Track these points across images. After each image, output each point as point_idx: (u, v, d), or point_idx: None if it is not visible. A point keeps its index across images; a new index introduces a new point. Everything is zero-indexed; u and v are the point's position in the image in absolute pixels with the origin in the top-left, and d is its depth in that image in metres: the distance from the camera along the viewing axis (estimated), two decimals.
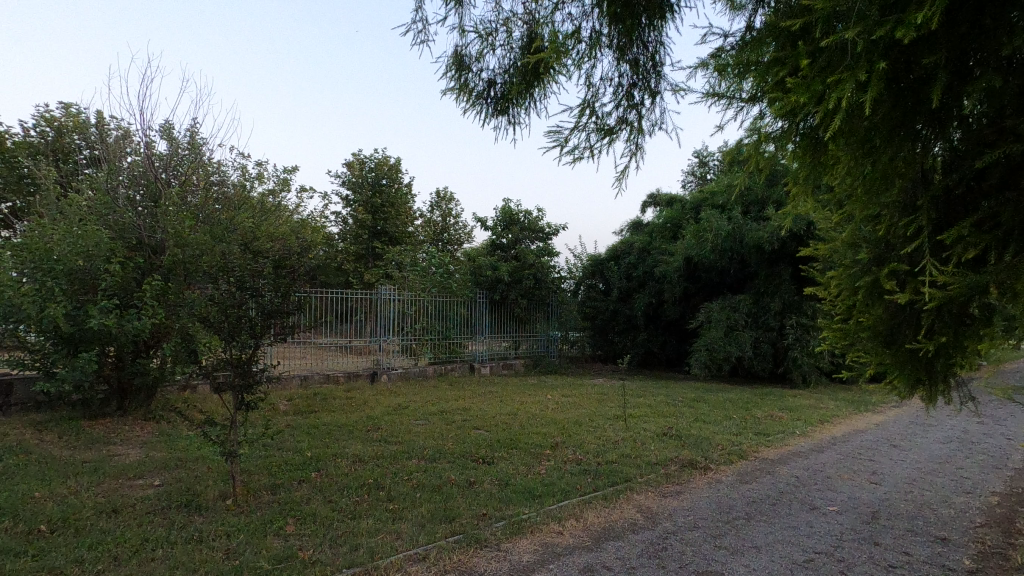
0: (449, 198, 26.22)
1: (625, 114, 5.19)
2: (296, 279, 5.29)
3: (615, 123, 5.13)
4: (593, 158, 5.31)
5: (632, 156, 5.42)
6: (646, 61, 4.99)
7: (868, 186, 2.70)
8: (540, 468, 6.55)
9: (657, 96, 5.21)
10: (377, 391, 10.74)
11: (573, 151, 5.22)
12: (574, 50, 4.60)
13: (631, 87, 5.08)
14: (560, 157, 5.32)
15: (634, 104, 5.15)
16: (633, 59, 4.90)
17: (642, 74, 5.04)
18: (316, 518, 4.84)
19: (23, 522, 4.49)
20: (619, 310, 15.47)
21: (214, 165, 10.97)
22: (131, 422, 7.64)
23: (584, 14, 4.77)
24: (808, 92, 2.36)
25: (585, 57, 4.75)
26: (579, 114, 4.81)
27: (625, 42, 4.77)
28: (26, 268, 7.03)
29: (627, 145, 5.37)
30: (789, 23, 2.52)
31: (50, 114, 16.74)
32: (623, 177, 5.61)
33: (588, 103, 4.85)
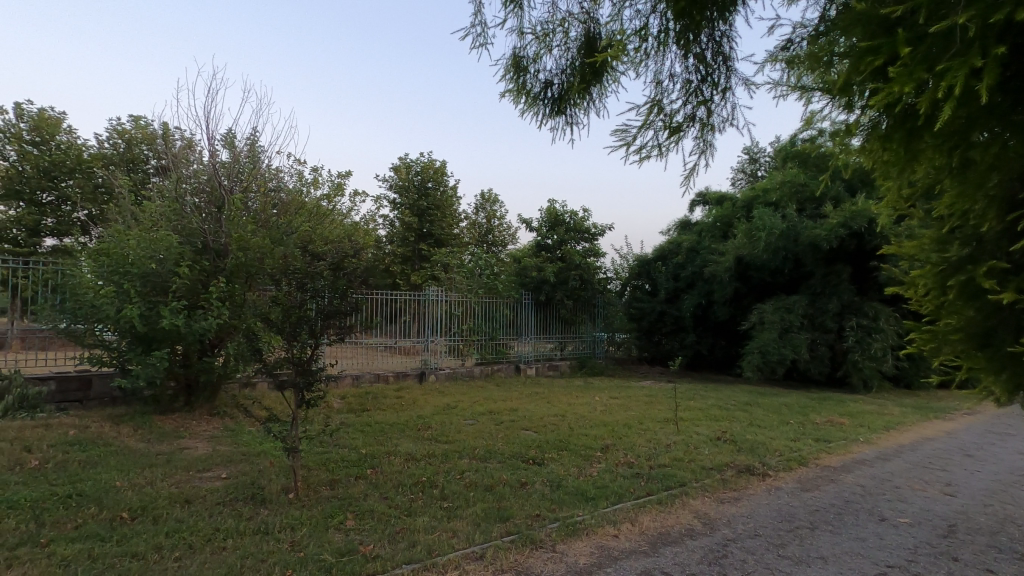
0: (494, 199, 26.39)
1: (694, 110, 5.09)
2: (353, 281, 5.43)
3: (683, 120, 5.04)
4: (661, 157, 5.23)
5: (701, 153, 5.32)
6: (713, 56, 4.91)
7: (968, 179, 2.56)
8: (592, 470, 6.49)
9: (727, 91, 5.09)
10: (426, 391, 10.91)
11: (639, 149, 5.16)
12: (637, 48, 4.56)
13: (699, 83, 4.99)
14: (626, 156, 5.26)
15: (704, 100, 5.05)
16: (700, 53, 4.81)
17: (710, 68, 4.94)
18: (374, 514, 4.96)
19: (108, 509, 4.80)
20: (666, 311, 15.17)
21: (271, 172, 11.40)
22: (197, 417, 8.03)
23: (647, 10, 4.71)
24: (912, 79, 2.24)
25: (650, 54, 4.70)
26: (646, 112, 4.74)
27: (692, 38, 4.69)
28: (105, 271, 7.51)
29: (697, 142, 5.27)
30: (887, 10, 2.41)
31: (121, 128, 17.87)
32: (691, 175, 5.51)
33: (655, 101, 4.78)
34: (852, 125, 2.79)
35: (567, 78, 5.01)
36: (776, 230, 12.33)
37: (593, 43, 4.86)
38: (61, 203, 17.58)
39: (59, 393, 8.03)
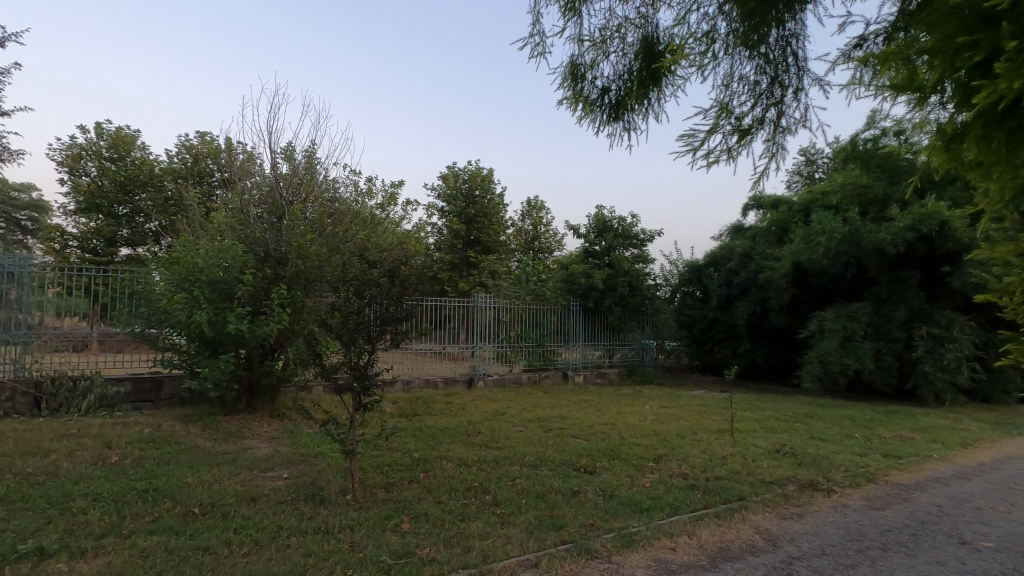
0: (540, 206, 26.41)
1: (764, 112, 4.96)
2: (407, 287, 5.53)
3: (752, 123, 4.92)
4: (729, 161, 5.10)
5: (772, 156, 5.16)
6: (783, 56, 4.78)
7: None
8: (646, 481, 6.36)
9: (799, 92, 4.93)
10: (475, 397, 11.00)
11: (706, 154, 5.07)
12: (701, 50, 4.49)
13: (768, 85, 4.87)
14: (692, 161, 5.16)
15: (775, 101, 4.91)
16: (767, 53, 4.70)
17: (780, 68, 4.81)
18: (429, 518, 5.03)
19: (181, 504, 5.06)
20: (719, 318, 14.74)
21: (327, 183, 11.80)
22: (259, 418, 8.37)
23: (713, 13, 4.64)
24: (1022, 74, 2.17)
25: (716, 57, 4.61)
26: (715, 116, 4.65)
27: (759, 38, 4.59)
28: (177, 279, 7.94)
29: (767, 145, 5.13)
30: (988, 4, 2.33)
31: (189, 143, 18.94)
32: (761, 180, 5.35)
33: (723, 104, 4.68)
34: (943, 125, 2.69)
35: (626, 83, 4.99)
36: (838, 235, 11.77)
37: (652, 48, 4.83)
38: (135, 215, 18.77)
39: (134, 393, 8.53)
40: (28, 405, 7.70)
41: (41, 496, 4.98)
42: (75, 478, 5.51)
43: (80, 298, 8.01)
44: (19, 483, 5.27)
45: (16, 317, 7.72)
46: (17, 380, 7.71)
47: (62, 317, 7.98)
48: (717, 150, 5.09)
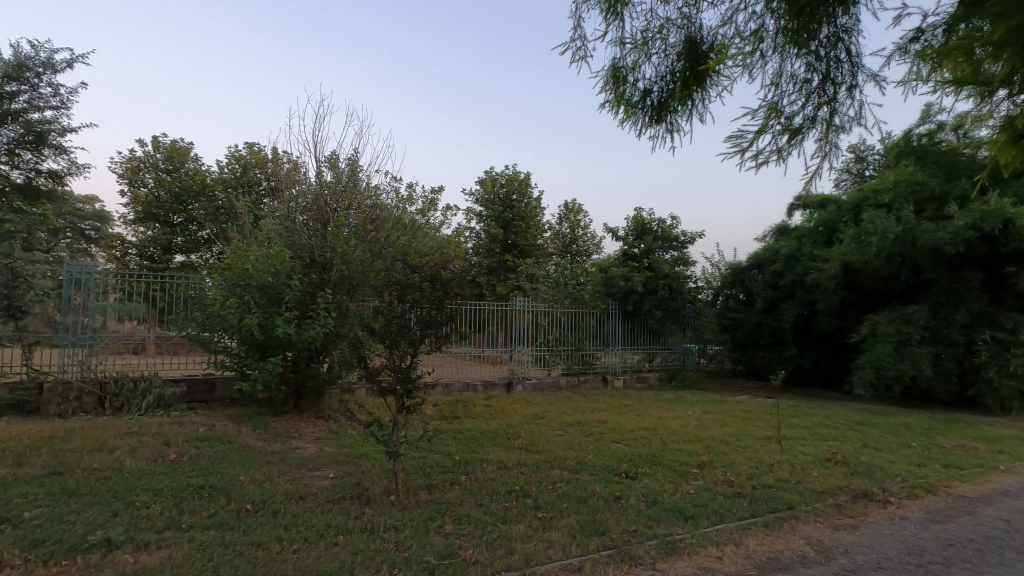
0: (578, 210, 26.31)
1: (816, 111, 4.83)
2: (449, 291, 5.60)
3: (803, 122, 4.80)
4: (779, 162, 4.99)
5: (825, 156, 5.02)
6: (835, 53, 4.66)
7: None
8: (689, 487, 6.24)
9: (853, 89, 4.79)
10: (514, 400, 11.03)
11: (755, 155, 4.96)
12: (747, 49, 4.41)
13: (820, 83, 4.74)
14: (740, 162, 5.07)
15: (827, 99, 4.78)
16: (818, 50, 4.59)
17: (832, 65, 4.69)
18: (471, 520, 5.07)
19: (234, 501, 5.27)
20: (764, 322, 14.32)
21: (369, 189, 12.08)
22: (305, 419, 8.61)
23: (760, 11, 4.56)
24: None
25: (764, 55, 4.52)
26: (764, 116, 4.56)
27: (810, 35, 4.48)
28: (229, 284, 8.26)
29: (819, 145, 4.99)
30: None
31: (239, 154, 19.72)
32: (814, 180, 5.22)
33: (772, 103, 4.59)
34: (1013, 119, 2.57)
35: (668, 85, 4.94)
36: (891, 235, 11.26)
37: (696, 48, 4.77)
38: (188, 223, 19.65)
39: (189, 393, 8.91)
40: (92, 404, 8.15)
41: (108, 490, 5.28)
42: (138, 473, 5.81)
43: (139, 303, 8.47)
44: (88, 477, 5.60)
45: (82, 321, 8.19)
46: (83, 380, 8.16)
47: (122, 321, 8.42)
48: (766, 151, 4.98)
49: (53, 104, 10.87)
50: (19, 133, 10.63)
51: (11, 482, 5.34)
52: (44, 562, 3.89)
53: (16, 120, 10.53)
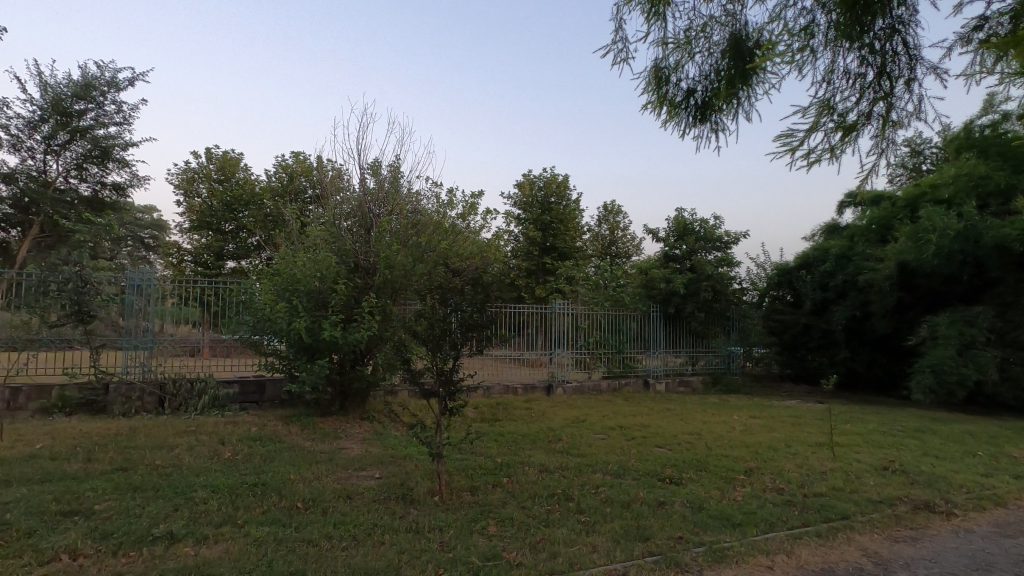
0: (617, 211, 26.07)
1: (871, 107, 4.66)
2: (490, 295, 5.64)
3: (857, 118, 4.63)
4: (832, 160, 4.83)
5: (881, 152, 4.83)
6: (891, 47, 4.49)
7: None
8: (736, 494, 6.08)
9: (911, 83, 4.60)
10: (554, 403, 11.01)
11: (806, 154, 4.83)
12: (797, 45, 4.30)
13: (874, 77, 4.58)
14: (790, 162, 4.94)
15: (883, 94, 4.60)
16: (872, 43, 4.43)
17: (887, 59, 4.52)
18: (513, 522, 5.09)
19: (285, 499, 5.45)
20: (813, 324, 13.81)
21: (411, 195, 12.31)
22: (351, 420, 8.83)
23: (809, 6, 4.43)
24: None
25: (815, 50, 4.39)
26: (815, 113, 4.43)
27: (863, 28, 4.32)
28: (278, 289, 8.54)
29: (875, 142, 4.81)
30: None
31: (286, 163, 20.42)
32: (869, 178, 5.03)
33: (824, 101, 4.45)
34: None
35: (713, 84, 4.86)
36: (951, 232, 10.71)
37: (741, 46, 4.68)
38: (239, 231, 20.46)
39: (241, 394, 9.28)
40: (153, 404, 8.57)
41: (169, 486, 5.55)
42: (196, 471, 6.10)
43: (194, 307, 8.92)
44: (151, 474, 5.90)
45: (143, 326, 8.66)
46: (144, 381, 8.60)
47: (179, 325, 8.89)
48: (818, 149, 4.84)
49: (117, 119, 11.53)
50: (87, 148, 11.33)
51: (82, 476, 5.69)
52: (113, 552, 4.13)
53: (84, 136, 11.23)
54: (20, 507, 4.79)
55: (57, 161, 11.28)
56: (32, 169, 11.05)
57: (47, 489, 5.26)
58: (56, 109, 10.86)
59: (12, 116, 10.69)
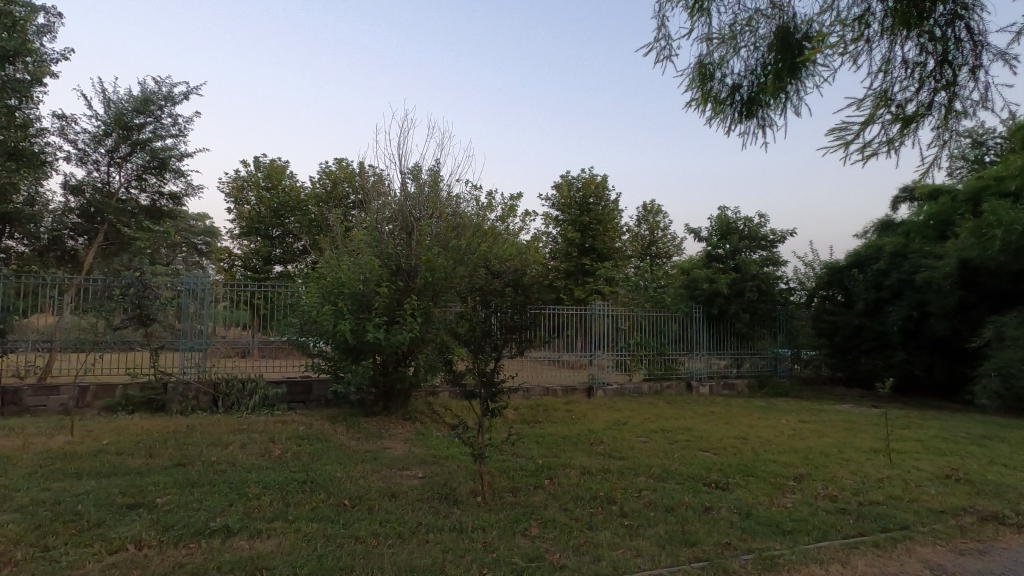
0: (657, 211, 25.66)
1: (932, 97, 4.44)
2: (530, 296, 5.64)
3: (917, 109, 4.43)
4: (890, 153, 4.63)
5: (944, 144, 4.61)
6: (953, 33, 4.28)
7: None
8: (786, 501, 5.88)
9: (976, 71, 4.36)
10: (595, 406, 10.91)
11: (861, 148, 4.65)
12: (850, 35, 4.14)
13: (936, 66, 4.36)
14: (844, 157, 4.76)
15: (945, 83, 4.39)
16: (932, 30, 4.23)
17: (950, 46, 4.30)
18: (556, 525, 5.08)
19: (333, 496, 5.60)
20: (866, 325, 13.09)
21: (450, 199, 12.45)
22: (394, 420, 8.99)
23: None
24: None
25: (870, 40, 4.23)
26: (871, 106, 4.26)
27: (922, 14, 4.13)
28: (323, 292, 8.77)
29: (937, 133, 4.58)
30: None
31: (329, 170, 20.99)
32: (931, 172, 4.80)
33: (881, 92, 4.28)
34: None
35: (759, 78, 4.75)
36: (1018, 227, 10.12)
37: (789, 39, 4.55)
38: (286, 236, 21.15)
39: (289, 394, 9.58)
40: (207, 403, 8.94)
41: (224, 481, 5.79)
42: (249, 467, 6.33)
43: (244, 310, 9.27)
44: (207, 470, 6.16)
45: (197, 328, 9.07)
46: (199, 381, 8.98)
47: (230, 327, 9.25)
48: (875, 143, 4.65)
49: (173, 131, 12.09)
50: (146, 160, 11.91)
51: (145, 471, 5.99)
52: (174, 543, 4.33)
53: (144, 148, 11.82)
54: (90, 499, 5.09)
55: (119, 173, 11.88)
56: (97, 181, 11.68)
57: (114, 483, 5.57)
58: (118, 123, 11.51)
59: (79, 131, 11.36)
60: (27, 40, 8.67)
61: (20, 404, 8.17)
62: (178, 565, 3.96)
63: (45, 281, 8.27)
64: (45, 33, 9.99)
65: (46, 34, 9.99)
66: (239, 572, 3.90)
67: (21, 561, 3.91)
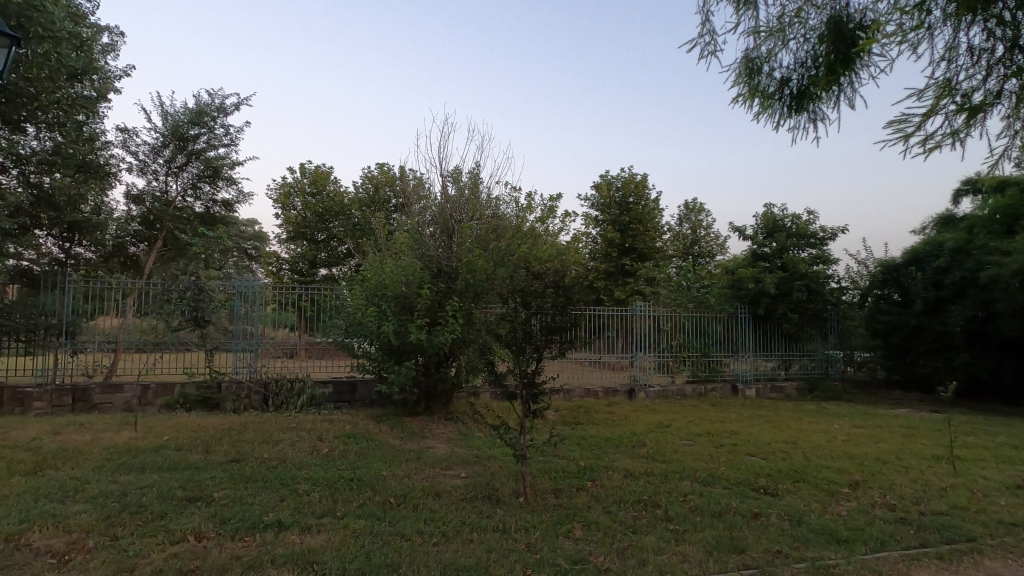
0: (700, 209, 25.13)
1: (1002, 84, 4.20)
2: (571, 297, 5.61)
3: (984, 98, 4.19)
4: (954, 146, 4.41)
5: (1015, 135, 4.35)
6: None
7: None
8: (841, 509, 5.66)
9: None
10: (636, 408, 10.76)
11: (922, 141, 4.44)
12: (908, 23, 3.97)
13: (1005, 53, 4.12)
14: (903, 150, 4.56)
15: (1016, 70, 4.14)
16: (1000, 15, 4.00)
17: (1019, 31, 4.06)
18: (600, 527, 5.04)
19: (379, 494, 5.72)
20: (925, 326, 12.44)
21: (491, 201, 12.41)
22: (436, 420, 9.11)
23: None
24: None
25: (930, 27, 4.03)
26: (933, 96, 4.06)
27: None
28: (367, 294, 8.97)
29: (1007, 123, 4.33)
30: None
31: (371, 175, 21.46)
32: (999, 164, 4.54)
33: (943, 82, 4.08)
34: None
35: (809, 71, 4.61)
36: None
37: (841, 29, 4.40)
38: (330, 240, 21.76)
39: (335, 394, 9.84)
40: (258, 402, 9.27)
41: (275, 478, 6.00)
42: (298, 465, 6.54)
43: (291, 312, 9.59)
44: (260, 466, 6.40)
45: (248, 330, 9.43)
46: (251, 381, 9.33)
47: (278, 329, 9.58)
48: (937, 135, 4.43)
49: (225, 141, 12.63)
50: (201, 169, 12.49)
51: (202, 466, 6.27)
52: (231, 536, 4.51)
53: (199, 158, 12.41)
54: (153, 492, 5.36)
55: (176, 182, 12.50)
56: (156, 190, 12.34)
57: (175, 477, 5.85)
58: (175, 135, 12.12)
59: (140, 143, 12.00)
60: (94, 59, 9.28)
61: (88, 402, 8.68)
62: (235, 556, 4.13)
63: (110, 285, 8.76)
64: (109, 52, 10.61)
65: (109, 53, 10.61)
66: (292, 564, 4.04)
67: (94, 548, 4.16)
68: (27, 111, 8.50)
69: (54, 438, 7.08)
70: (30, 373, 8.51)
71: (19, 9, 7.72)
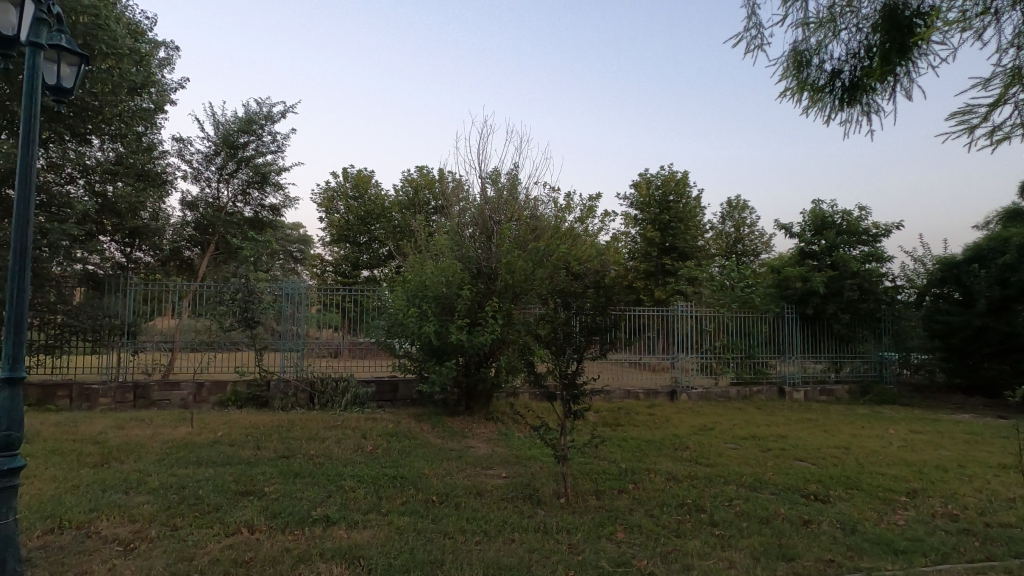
0: (743, 206, 24.43)
1: None
2: (612, 297, 5.56)
3: None
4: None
5: None
6: None
7: None
8: (897, 518, 5.41)
9: None
10: (679, 410, 10.56)
11: (989, 131, 4.19)
12: (972, 7, 3.76)
13: None
14: (967, 142, 4.32)
15: None
16: None
17: None
18: (642, 530, 4.98)
19: (422, 492, 5.81)
20: (989, 327, 11.64)
21: (529, 202, 12.29)
22: (477, 420, 9.18)
23: None
24: None
25: (998, 10, 3.81)
26: (1000, 84, 3.84)
27: None
28: (409, 295, 9.12)
29: None
30: None
31: (411, 178, 21.83)
32: None
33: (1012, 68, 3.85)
34: None
35: (862, 63, 4.44)
36: None
37: (897, 17, 4.22)
38: (372, 242, 22.25)
39: (378, 393, 10.04)
40: (305, 400, 9.56)
41: (322, 474, 6.18)
42: (344, 462, 6.71)
43: (335, 313, 9.85)
44: (308, 462, 6.60)
45: (295, 330, 9.74)
46: (298, 379, 9.63)
47: (323, 329, 9.86)
48: (1006, 125, 4.18)
49: (273, 148, 13.09)
50: (250, 175, 12.97)
51: (254, 461, 6.52)
52: (281, 529, 4.68)
53: (248, 165, 12.92)
54: (209, 485, 5.62)
55: (228, 188, 13.02)
56: (209, 197, 12.87)
57: (229, 471, 6.10)
58: (227, 143, 12.65)
59: (194, 152, 12.56)
60: (151, 72, 9.76)
61: (148, 398, 9.15)
62: (286, 549, 4.27)
63: (168, 287, 9.22)
64: (166, 66, 11.16)
65: (166, 67, 11.16)
66: (339, 558, 4.16)
67: (156, 537, 4.39)
68: (93, 124, 9.04)
69: (117, 433, 7.49)
70: (96, 371, 9.04)
71: (87, 28, 8.45)
